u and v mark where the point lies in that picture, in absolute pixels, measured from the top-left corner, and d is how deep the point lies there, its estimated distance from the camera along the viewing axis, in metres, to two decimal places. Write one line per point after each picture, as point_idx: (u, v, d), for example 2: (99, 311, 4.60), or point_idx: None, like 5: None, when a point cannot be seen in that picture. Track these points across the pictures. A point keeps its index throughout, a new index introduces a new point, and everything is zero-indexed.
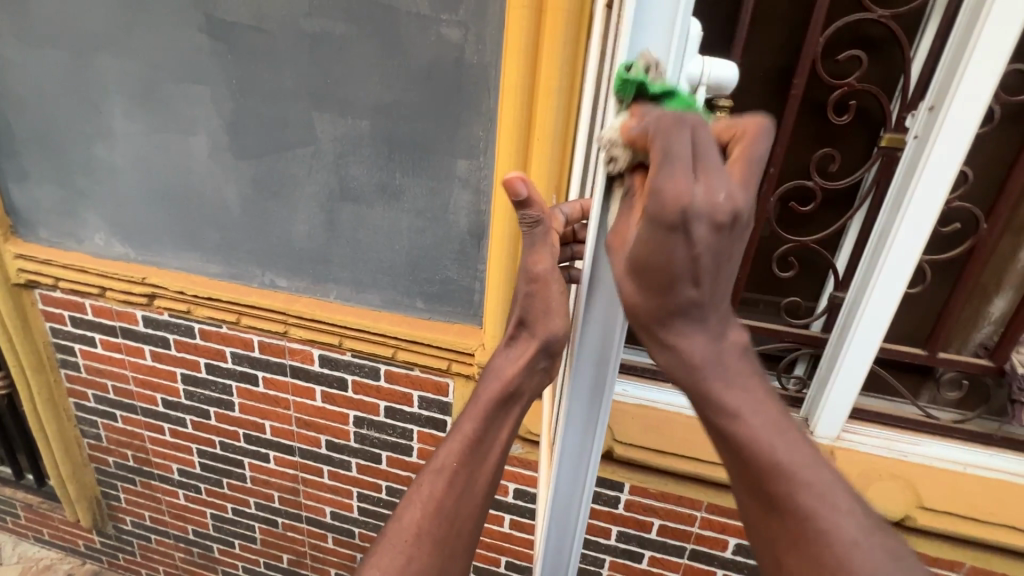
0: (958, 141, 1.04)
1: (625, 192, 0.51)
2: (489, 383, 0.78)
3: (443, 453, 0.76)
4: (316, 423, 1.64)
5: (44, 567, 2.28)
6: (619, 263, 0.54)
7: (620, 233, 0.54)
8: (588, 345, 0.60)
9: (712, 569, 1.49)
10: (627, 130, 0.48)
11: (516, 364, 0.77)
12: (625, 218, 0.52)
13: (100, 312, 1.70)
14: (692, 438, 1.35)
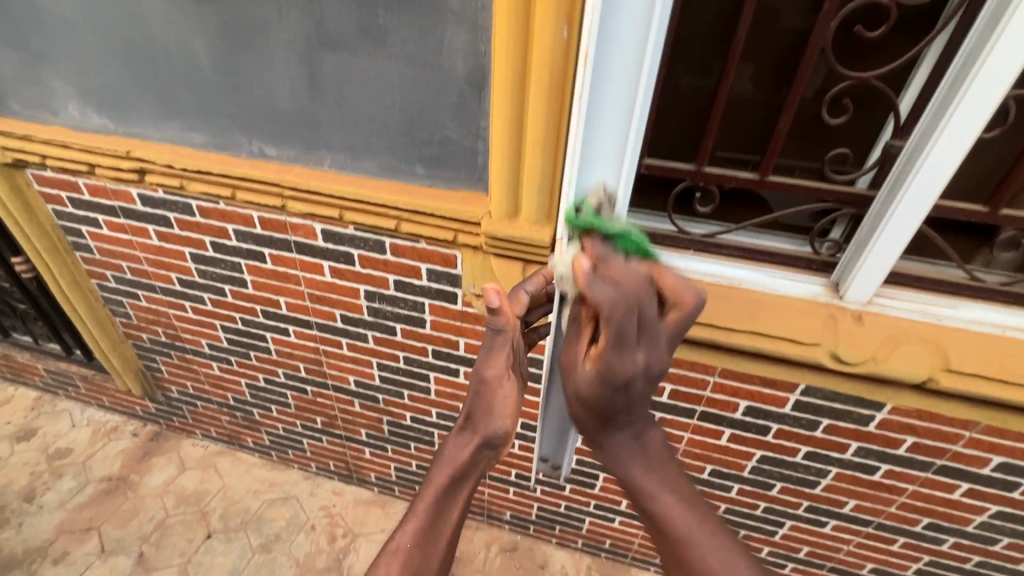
0: (1014, 59, 0.89)
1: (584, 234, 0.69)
2: (437, 471, 0.81)
3: (400, 533, 0.79)
4: (328, 298, 1.64)
5: (111, 428, 2.54)
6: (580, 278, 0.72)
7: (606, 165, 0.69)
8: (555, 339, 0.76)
9: (721, 429, 1.54)
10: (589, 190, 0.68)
11: (458, 458, 0.81)
12: None
13: (96, 191, 1.63)
14: (711, 303, 1.27)
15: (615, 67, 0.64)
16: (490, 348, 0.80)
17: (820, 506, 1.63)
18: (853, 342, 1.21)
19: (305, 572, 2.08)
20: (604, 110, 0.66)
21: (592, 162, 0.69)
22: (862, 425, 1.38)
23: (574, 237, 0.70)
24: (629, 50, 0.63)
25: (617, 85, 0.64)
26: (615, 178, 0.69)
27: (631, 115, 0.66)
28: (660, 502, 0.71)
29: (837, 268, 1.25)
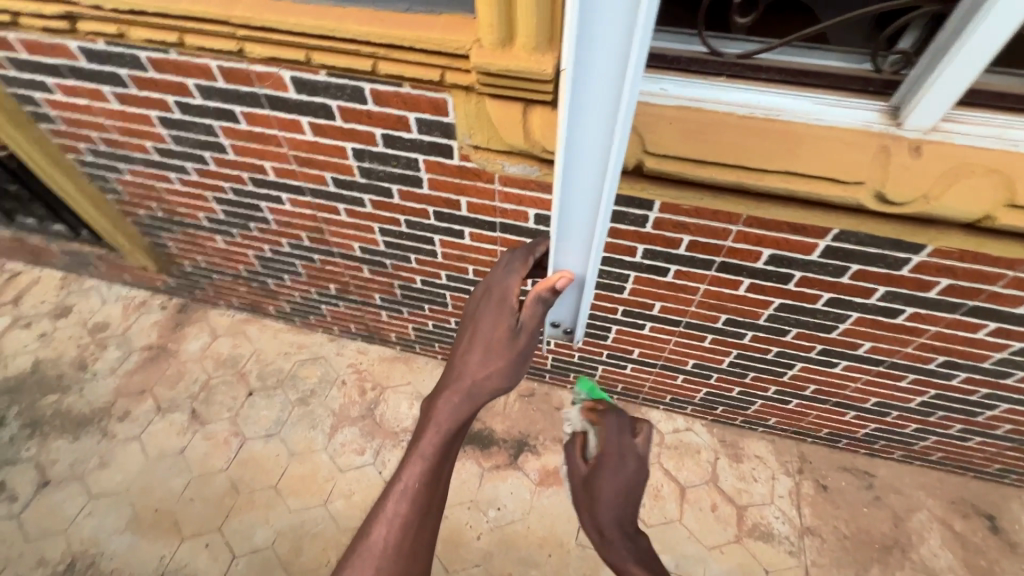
0: None
1: (591, 165, 0.66)
2: (439, 419, 0.88)
3: (405, 474, 0.86)
4: (315, 160, 1.50)
5: (141, 303, 2.64)
6: (590, 207, 0.71)
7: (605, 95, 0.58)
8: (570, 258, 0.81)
9: (739, 280, 1.47)
10: (594, 125, 0.61)
11: (466, 409, 0.88)
12: (597, 181, 0.68)
13: (32, 48, 1.42)
14: (742, 143, 1.09)
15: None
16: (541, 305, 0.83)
17: (834, 349, 1.63)
18: (904, 179, 1.05)
19: (343, 420, 2.27)
20: (604, 36, 0.52)
21: (589, 96, 0.58)
22: (895, 269, 1.29)
23: (580, 172, 0.67)
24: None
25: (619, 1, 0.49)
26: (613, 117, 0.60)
27: (631, 44, 0.52)
28: (636, 469, 0.96)
29: (900, 89, 1.04)
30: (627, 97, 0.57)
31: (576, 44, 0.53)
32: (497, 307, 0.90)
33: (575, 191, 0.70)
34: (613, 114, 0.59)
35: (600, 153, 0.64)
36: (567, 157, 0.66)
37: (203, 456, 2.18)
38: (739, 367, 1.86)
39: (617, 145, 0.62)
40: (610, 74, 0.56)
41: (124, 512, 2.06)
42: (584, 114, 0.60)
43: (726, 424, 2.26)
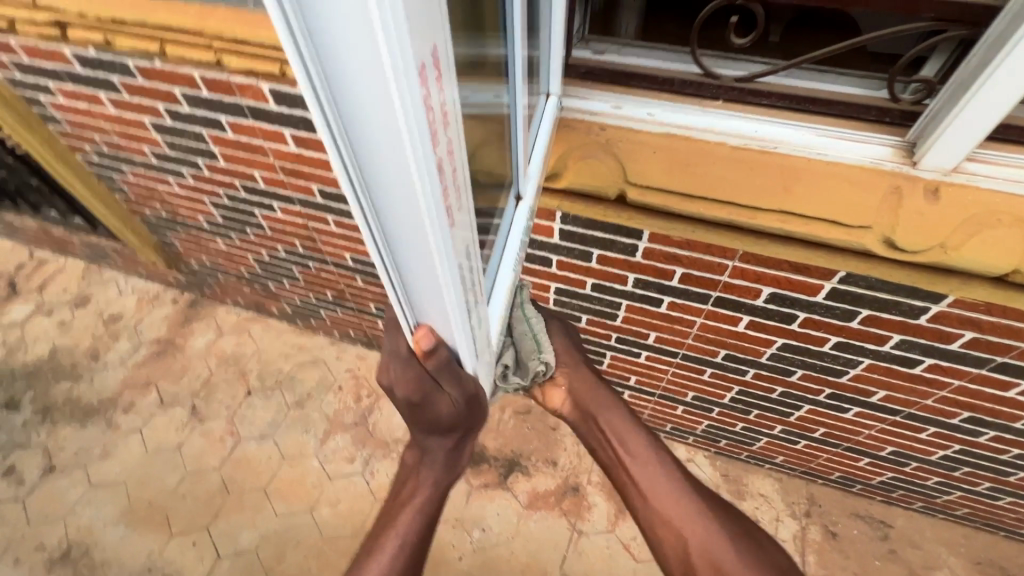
0: None
1: (399, 196, 0.42)
2: (430, 468, 0.90)
3: (401, 522, 0.90)
4: (300, 171, 1.47)
5: (154, 296, 2.70)
6: (422, 250, 0.48)
7: (392, 155, 0.38)
8: (432, 314, 0.58)
9: (737, 316, 1.36)
10: (371, 140, 0.37)
11: (459, 454, 0.90)
12: (415, 219, 0.44)
13: (32, 53, 1.43)
14: (733, 177, 0.99)
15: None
16: (448, 369, 0.66)
17: (844, 394, 1.49)
18: (917, 225, 0.93)
19: (336, 426, 2.26)
20: (349, 70, 0.32)
21: (346, 93, 0.33)
22: (911, 318, 1.16)
23: (387, 207, 0.43)
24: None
25: (341, 10, 0.29)
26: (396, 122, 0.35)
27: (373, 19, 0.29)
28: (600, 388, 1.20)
29: (917, 122, 0.92)
30: (411, 138, 0.37)
31: (313, 86, 0.33)
32: (411, 387, 0.69)
33: (393, 230, 0.46)
34: (395, 119, 0.35)
35: (402, 180, 0.40)
36: (359, 186, 0.41)
37: (198, 454, 2.22)
38: (742, 403, 1.74)
39: (432, 214, 0.44)
40: (384, 129, 0.36)
41: (121, 504, 2.11)
42: (377, 180, 0.41)
43: (730, 458, 2.13)
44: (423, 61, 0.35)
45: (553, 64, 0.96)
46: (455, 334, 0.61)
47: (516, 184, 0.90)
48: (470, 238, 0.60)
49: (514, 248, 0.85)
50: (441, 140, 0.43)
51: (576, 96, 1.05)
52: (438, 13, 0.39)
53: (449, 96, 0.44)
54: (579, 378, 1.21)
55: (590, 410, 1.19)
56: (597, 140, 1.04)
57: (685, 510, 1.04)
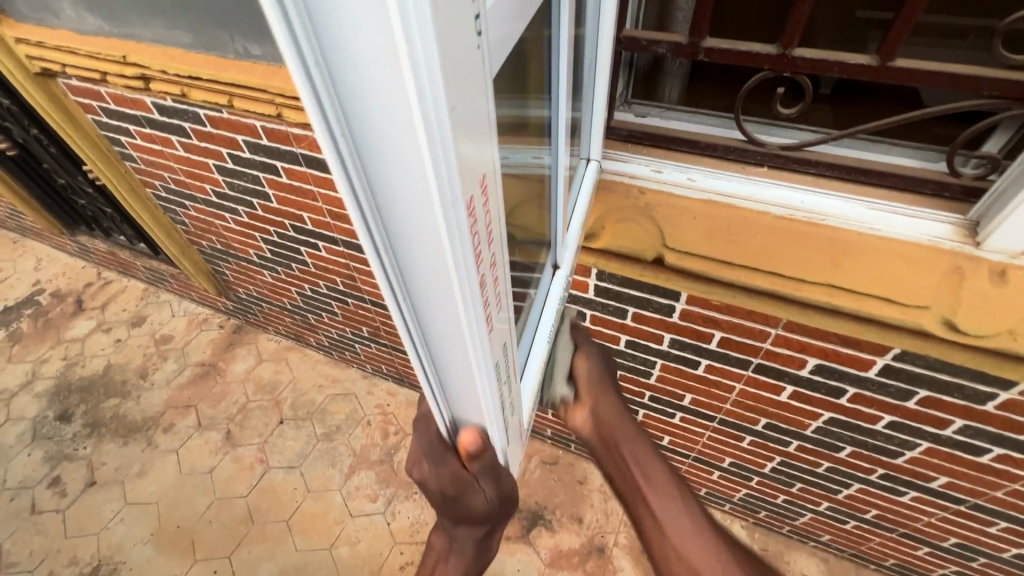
0: None
1: (440, 304, 0.43)
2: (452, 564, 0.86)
3: None
4: (346, 215, 1.53)
5: (202, 320, 2.83)
6: (459, 354, 0.48)
7: (434, 271, 0.39)
8: (467, 410, 0.57)
9: (781, 384, 1.29)
10: (418, 256, 0.38)
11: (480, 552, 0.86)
12: (454, 327, 0.45)
13: (117, 100, 1.57)
14: (776, 247, 0.95)
15: (382, 127, 0.30)
16: (491, 470, 0.66)
17: (899, 477, 1.38)
18: (980, 309, 0.86)
19: (361, 462, 2.27)
20: (399, 195, 0.34)
21: (397, 215, 0.35)
22: (975, 403, 1.06)
23: (429, 314, 0.44)
24: (385, 72, 0.27)
25: (397, 151, 0.31)
26: (441, 246, 0.37)
27: (426, 162, 0.31)
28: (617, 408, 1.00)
29: (980, 202, 0.87)
30: (455, 259, 0.37)
31: (362, 207, 0.35)
32: (447, 483, 0.69)
33: (434, 332, 0.47)
34: (440, 242, 0.36)
35: (445, 293, 0.41)
36: (403, 295, 0.43)
37: (228, 479, 2.26)
38: (784, 475, 1.63)
39: (472, 323, 0.44)
40: (429, 248, 0.37)
41: (150, 524, 2.17)
42: (419, 288, 0.42)
43: (770, 530, 1.98)
44: (472, 190, 0.37)
45: (593, 131, 0.98)
46: (491, 432, 0.60)
47: (553, 255, 0.90)
48: (510, 337, 0.60)
49: (548, 319, 0.85)
50: (485, 257, 0.44)
51: (616, 159, 1.06)
52: (491, 148, 0.42)
53: (495, 217, 0.46)
54: (606, 404, 1.00)
55: (610, 432, 0.97)
56: (635, 204, 1.03)
57: (691, 537, 0.85)
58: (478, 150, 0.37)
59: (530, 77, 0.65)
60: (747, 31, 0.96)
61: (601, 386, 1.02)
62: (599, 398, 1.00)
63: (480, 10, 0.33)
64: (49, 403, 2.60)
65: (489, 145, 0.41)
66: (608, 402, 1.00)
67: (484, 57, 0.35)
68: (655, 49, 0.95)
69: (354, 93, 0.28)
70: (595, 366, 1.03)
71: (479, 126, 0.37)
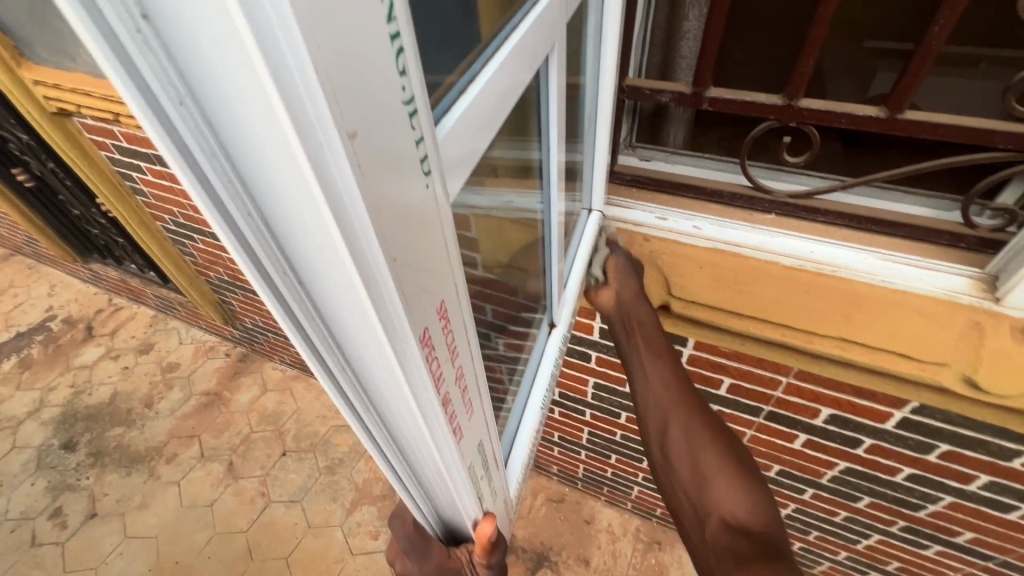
0: None
1: (402, 412, 0.44)
2: None
3: None
4: None
5: (210, 347, 2.83)
6: (429, 453, 0.48)
7: (390, 384, 0.40)
8: (444, 498, 0.57)
9: (793, 432, 1.24)
10: (374, 370, 0.40)
11: None
12: (418, 431, 0.45)
13: (130, 138, 1.60)
14: (785, 298, 0.92)
15: (315, 263, 0.31)
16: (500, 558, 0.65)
17: (923, 530, 1.31)
18: (1003, 366, 0.82)
19: (364, 496, 2.22)
20: (342, 317, 0.35)
21: (348, 336, 0.37)
22: (1001, 459, 1.01)
23: (395, 417, 0.45)
24: (315, 232, 0.28)
25: (336, 288, 0.32)
26: (392, 368, 0.37)
27: (362, 302, 0.32)
28: (643, 311, 0.95)
29: (1000, 255, 0.83)
30: (407, 379, 0.38)
31: (315, 328, 0.37)
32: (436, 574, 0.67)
33: (401, 432, 0.47)
34: (390, 365, 0.37)
35: (404, 404, 0.42)
36: (366, 399, 0.44)
37: (229, 513, 2.23)
38: (799, 522, 1.56)
39: (434, 428, 0.44)
40: (381, 365, 0.38)
41: (149, 559, 2.13)
42: (381, 394, 0.43)
43: None
44: (428, 315, 0.38)
45: (594, 181, 0.97)
46: (470, 521, 0.60)
47: (549, 312, 0.89)
48: (493, 431, 0.59)
49: (543, 383, 0.83)
50: (448, 370, 0.44)
51: (619, 205, 1.05)
52: (457, 269, 0.41)
53: (464, 329, 0.45)
54: (634, 300, 0.95)
55: (635, 330, 0.92)
56: (640, 251, 1.01)
57: (695, 435, 0.78)
58: (433, 278, 0.37)
59: (528, 123, 0.65)
60: (752, 81, 0.96)
61: (631, 285, 0.97)
62: (628, 293, 0.95)
63: (430, 155, 0.33)
64: (54, 432, 2.60)
65: (455, 263, 0.41)
66: (636, 305, 0.95)
67: (438, 193, 0.35)
68: (658, 98, 0.94)
69: (286, 232, 0.30)
70: (628, 267, 0.98)
71: (437, 256, 0.37)
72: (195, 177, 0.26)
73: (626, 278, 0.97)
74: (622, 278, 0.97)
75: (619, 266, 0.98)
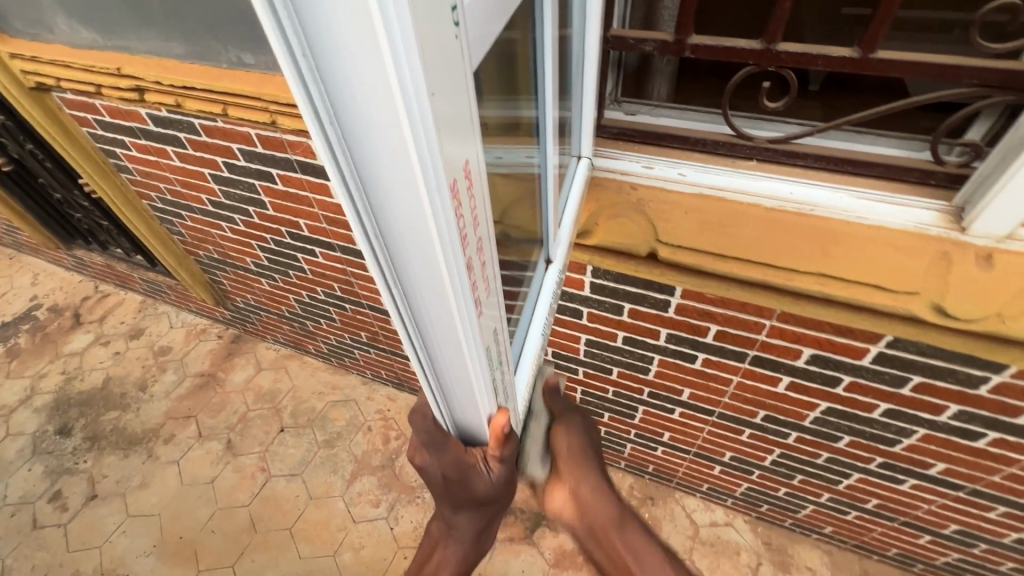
0: None
1: (431, 291, 0.45)
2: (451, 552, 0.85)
3: None
4: (342, 220, 1.54)
5: (201, 330, 2.82)
6: (452, 339, 0.50)
7: (423, 255, 0.41)
8: (460, 397, 0.59)
9: (777, 376, 1.30)
10: (407, 242, 0.40)
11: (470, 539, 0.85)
12: (446, 312, 0.47)
13: (113, 112, 1.59)
14: (767, 237, 0.96)
15: (365, 110, 0.32)
16: (506, 451, 0.70)
17: (898, 464, 1.39)
18: (969, 293, 0.87)
19: (363, 467, 2.26)
20: (383, 173, 0.35)
21: (386, 202, 0.38)
22: (969, 387, 1.08)
23: (421, 301, 0.46)
24: (373, 66, 0.29)
25: (383, 139, 0.33)
26: (430, 231, 0.39)
27: (410, 148, 0.33)
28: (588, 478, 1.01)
29: (965, 188, 0.89)
30: (442, 242, 0.40)
31: (353, 195, 0.37)
32: (454, 470, 0.68)
33: (424, 320, 0.49)
34: (427, 227, 0.39)
35: (434, 278, 0.43)
36: (394, 281, 0.45)
37: (230, 489, 2.26)
38: (784, 467, 1.64)
39: (461, 304, 0.46)
40: (415, 230, 0.39)
41: (153, 535, 2.16)
42: (409, 273, 0.44)
43: (773, 524, 1.98)
44: (455, 178, 0.39)
45: (582, 129, 1.00)
46: (487, 418, 0.63)
47: (546, 249, 0.91)
48: (503, 323, 0.61)
49: (544, 309, 0.86)
50: (471, 239, 0.46)
51: (607, 156, 1.08)
52: (474, 133, 0.43)
53: (481, 207, 0.47)
54: (582, 477, 1.00)
55: (587, 506, 0.98)
56: (627, 199, 1.04)
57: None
58: (459, 134, 0.39)
59: (520, 76, 0.67)
60: (732, 28, 0.99)
61: (578, 457, 1.01)
62: (577, 464, 1.00)
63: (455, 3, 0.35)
64: (48, 418, 2.59)
65: (473, 130, 0.43)
66: (583, 471, 1.01)
67: (462, 51, 0.37)
68: (642, 47, 0.96)
69: (340, 82, 0.30)
70: (569, 433, 1.02)
71: (461, 117, 0.39)
72: (266, 11, 0.26)
73: (571, 451, 1.01)
74: (569, 453, 1.01)
75: (563, 442, 1.01)
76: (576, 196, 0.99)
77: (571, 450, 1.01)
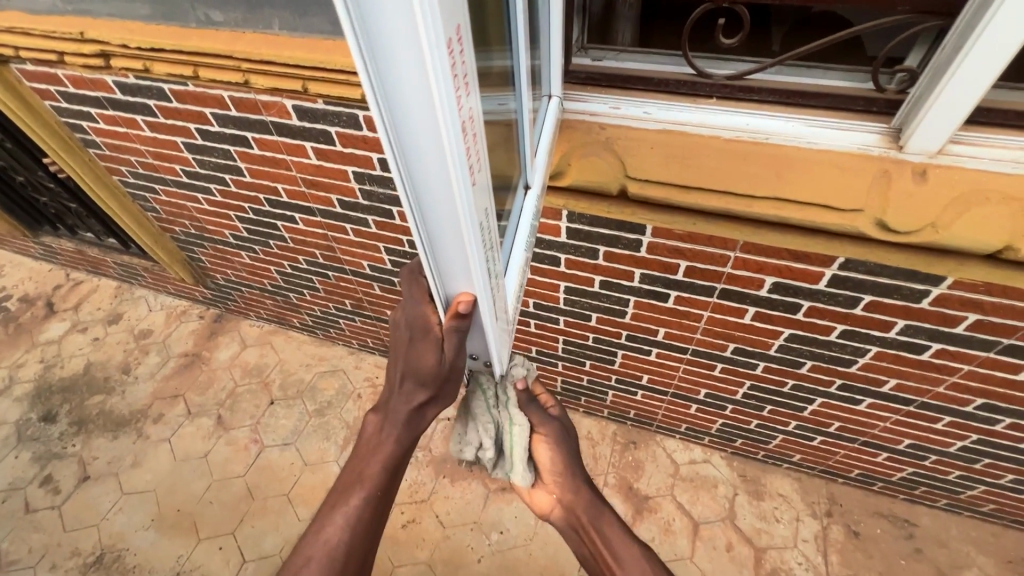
0: None
1: (432, 155, 0.48)
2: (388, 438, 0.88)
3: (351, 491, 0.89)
4: (320, 182, 1.56)
5: (181, 312, 2.80)
6: (450, 209, 0.54)
7: (425, 115, 0.44)
8: (455, 272, 0.64)
9: (744, 307, 1.39)
10: (411, 101, 0.43)
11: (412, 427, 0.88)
12: (446, 176, 0.50)
13: (77, 82, 1.56)
14: (726, 167, 1.04)
15: None
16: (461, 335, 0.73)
17: (855, 385, 1.51)
18: (907, 206, 0.97)
19: (356, 433, 2.32)
20: (386, 25, 0.37)
21: (392, 57, 0.40)
22: (912, 302, 1.18)
23: (422, 166, 0.49)
24: None
25: None
26: (430, 86, 0.41)
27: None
28: (572, 480, 1.11)
29: (901, 110, 0.97)
30: (441, 97, 0.42)
31: (362, 53, 0.39)
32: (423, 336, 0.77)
33: (425, 187, 0.52)
34: (427, 80, 0.41)
35: (435, 139, 0.46)
36: (396, 144, 0.47)
37: (224, 461, 2.29)
38: (754, 399, 1.75)
39: (459, 169, 0.49)
40: (418, 87, 0.42)
41: (150, 510, 2.19)
42: (411, 136, 0.46)
43: (747, 458, 2.12)
44: (449, 33, 0.41)
45: (552, 72, 1.04)
46: (479, 299, 0.68)
47: (524, 176, 0.96)
48: (491, 206, 0.65)
49: (525, 228, 0.91)
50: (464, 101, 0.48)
51: (576, 100, 1.13)
52: None
53: (468, 72, 0.50)
54: (567, 485, 1.11)
55: (575, 515, 1.10)
56: (597, 139, 1.11)
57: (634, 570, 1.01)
58: None
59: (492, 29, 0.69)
60: None
61: (564, 458, 1.10)
62: (562, 469, 1.10)
63: None
64: (30, 406, 2.56)
65: None
66: (565, 475, 1.11)
67: None
68: None
69: None
70: (556, 434, 1.08)
71: None
72: None
73: (554, 455, 1.09)
74: (556, 455, 1.09)
75: (547, 446, 1.08)
76: (549, 135, 1.04)
77: (555, 460, 1.09)
